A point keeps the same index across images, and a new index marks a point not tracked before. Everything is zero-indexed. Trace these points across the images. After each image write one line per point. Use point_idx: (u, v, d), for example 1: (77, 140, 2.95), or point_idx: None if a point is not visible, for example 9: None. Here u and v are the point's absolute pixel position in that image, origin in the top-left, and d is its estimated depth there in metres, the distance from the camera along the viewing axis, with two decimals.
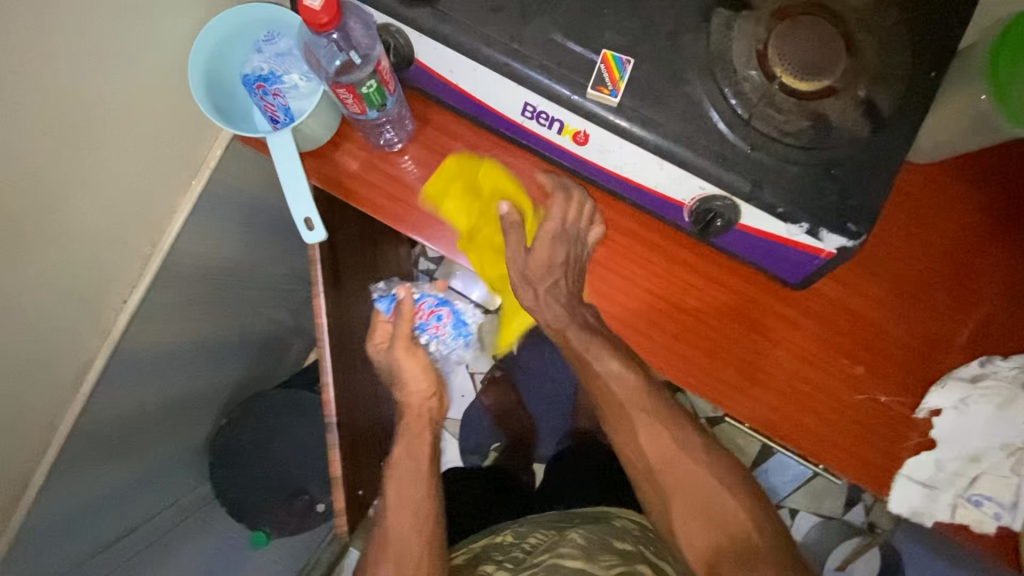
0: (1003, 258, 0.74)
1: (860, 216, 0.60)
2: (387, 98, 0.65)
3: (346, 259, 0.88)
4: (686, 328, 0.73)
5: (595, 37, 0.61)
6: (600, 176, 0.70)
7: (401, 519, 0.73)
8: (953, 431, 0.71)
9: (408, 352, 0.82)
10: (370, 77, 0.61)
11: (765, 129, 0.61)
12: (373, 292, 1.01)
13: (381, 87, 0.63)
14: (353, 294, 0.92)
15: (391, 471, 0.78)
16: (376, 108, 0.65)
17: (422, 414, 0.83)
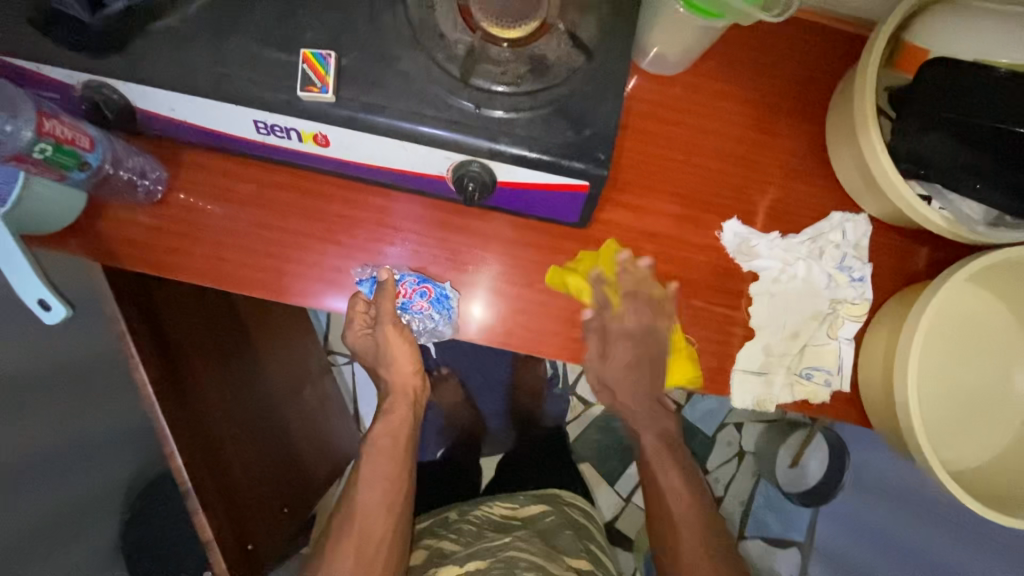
0: (776, 140, 0.76)
1: (598, 143, 0.62)
2: (84, 156, 0.55)
3: (171, 325, 0.85)
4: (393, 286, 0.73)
5: (296, 39, 0.61)
6: (364, 173, 0.69)
7: (375, 517, 0.81)
8: (769, 314, 0.73)
9: (398, 336, 0.76)
10: (40, 141, 0.50)
11: (486, 85, 0.61)
12: (227, 345, 0.99)
13: (64, 147, 0.53)
14: (192, 353, 0.88)
15: (370, 449, 0.83)
16: (75, 169, 0.55)
17: (404, 392, 0.83)
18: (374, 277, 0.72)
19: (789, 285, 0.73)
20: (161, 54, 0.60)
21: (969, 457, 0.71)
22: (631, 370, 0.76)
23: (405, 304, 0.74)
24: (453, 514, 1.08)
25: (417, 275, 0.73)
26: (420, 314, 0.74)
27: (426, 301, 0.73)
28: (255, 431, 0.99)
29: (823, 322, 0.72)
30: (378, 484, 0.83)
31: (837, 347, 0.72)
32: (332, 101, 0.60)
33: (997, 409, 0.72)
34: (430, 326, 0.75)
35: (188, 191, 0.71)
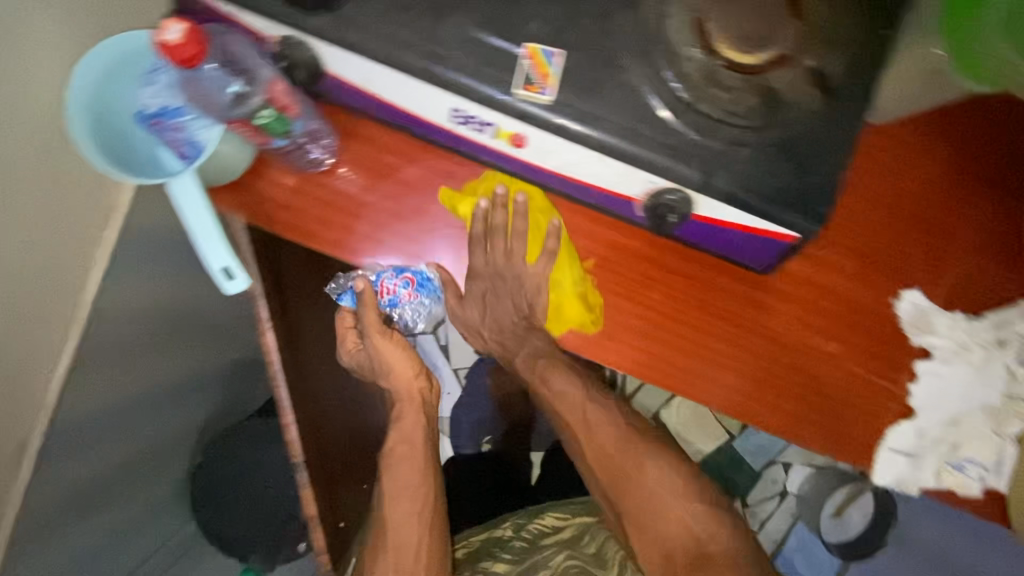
0: (973, 212, 0.71)
1: (819, 195, 0.57)
2: (291, 124, 0.60)
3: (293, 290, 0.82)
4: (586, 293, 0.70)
5: (518, 29, 0.56)
6: (544, 177, 0.65)
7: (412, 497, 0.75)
8: (932, 396, 0.69)
9: (391, 347, 0.74)
10: (263, 106, 0.57)
11: (711, 112, 0.56)
12: None
13: (281, 114, 0.58)
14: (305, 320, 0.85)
15: (388, 457, 0.76)
16: (280, 135, 0.61)
17: (413, 398, 0.77)
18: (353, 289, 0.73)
19: (959, 370, 0.69)
20: (372, 20, 0.56)
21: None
22: (492, 306, 0.75)
23: (391, 300, 0.73)
24: (506, 531, 1.05)
25: (392, 268, 0.71)
26: (411, 303, 0.74)
27: (412, 290, 0.72)
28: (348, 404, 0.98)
29: (989, 416, 0.68)
30: (405, 493, 0.75)
31: (998, 443, 0.68)
32: (548, 104, 0.55)
33: None
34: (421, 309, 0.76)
35: (353, 163, 0.68)
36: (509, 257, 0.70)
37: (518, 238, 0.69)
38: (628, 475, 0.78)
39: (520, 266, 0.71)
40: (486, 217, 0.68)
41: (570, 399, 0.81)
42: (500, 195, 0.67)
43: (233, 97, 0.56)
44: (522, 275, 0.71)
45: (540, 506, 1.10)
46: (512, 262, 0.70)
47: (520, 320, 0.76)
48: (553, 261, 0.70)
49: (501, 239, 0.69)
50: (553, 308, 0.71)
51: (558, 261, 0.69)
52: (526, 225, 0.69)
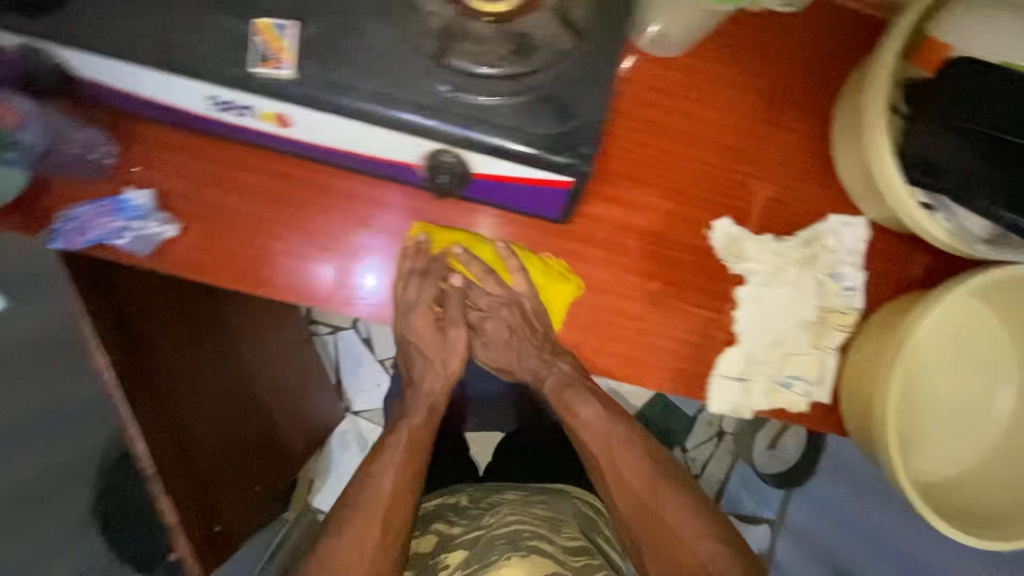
0: (776, 135, 0.71)
1: (584, 136, 0.57)
2: (6, 133, 0.58)
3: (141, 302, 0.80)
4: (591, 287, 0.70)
5: (252, 6, 0.54)
6: (330, 156, 0.64)
7: (396, 478, 0.71)
8: (752, 319, 0.70)
9: (447, 339, 0.75)
10: None
11: (464, 66, 0.55)
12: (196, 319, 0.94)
13: None
14: (155, 329, 0.82)
15: (382, 450, 0.73)
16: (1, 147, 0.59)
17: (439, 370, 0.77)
18: (62, 233, 0.63)
19: (778, 291, 0.70)
20: (100, 14, 0.54)
21: (940, 468, 0.70)
22: (517, 340, 0.75)
23: (87, 236, 0.62)
24: (462, 499, 0.97)
25: (92, 203, 0.64)
26: (119, 232, 0.63)
27: (113, 214, 0.63)
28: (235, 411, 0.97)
29: (809, 330, 0.70)
30: (392, 472, 0.71)
31: (821, 356, 0.70)
32: (293, 77, 0.54)
33: (976, 429, 0.71)
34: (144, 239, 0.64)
35: (141, 166, 0.65)
36: (494, 294, 0.71)
37: (516, 275, 0.70)
38: (670, 534, 0.69)
39: (508, 294, 0.71)
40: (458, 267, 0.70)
41: (597, 429, 0.75)
42: (462, 253, 0.68)
43: None
44: (523, 297, 0.70)
45: (501, 485, 1.00)
46: (494, 292, 0.71)
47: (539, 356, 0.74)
48: (528, 271, 0.69)
49: (487, 281, 0.71)
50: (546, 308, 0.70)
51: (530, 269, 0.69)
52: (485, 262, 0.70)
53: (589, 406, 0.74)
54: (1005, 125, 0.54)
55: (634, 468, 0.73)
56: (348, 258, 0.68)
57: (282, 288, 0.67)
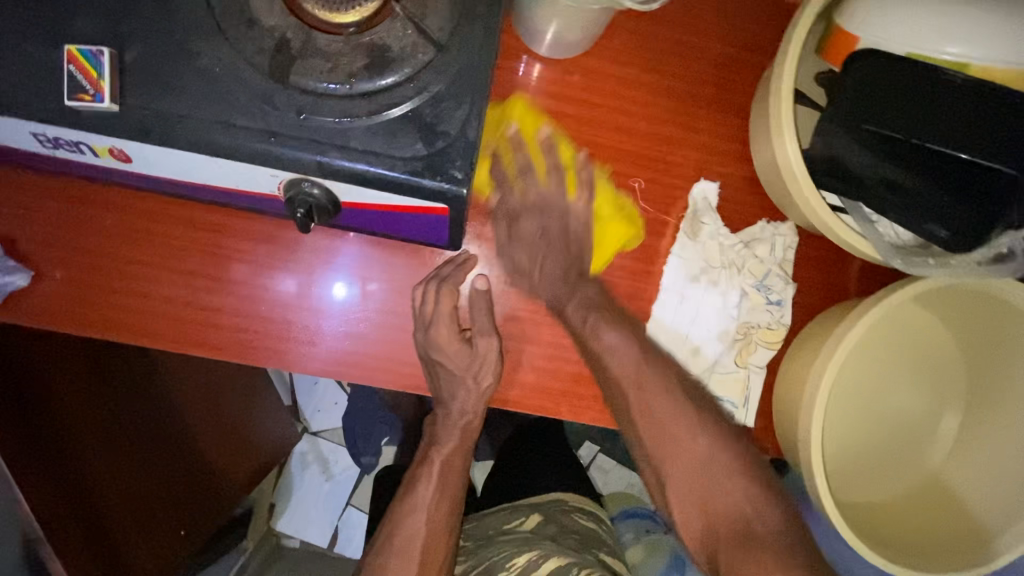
0: (691, 135, 0.65)
1: (454, 157, 0.51)
2: None
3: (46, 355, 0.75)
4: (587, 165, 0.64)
5: (66, 32, 0.48)
6: (190, 190, 0.57)
7: (431, 519, 0.70)
8: (669, 330, 0.65)
9: (446, 327, 0.61)
10: None
11: (311, 86, 0.49)
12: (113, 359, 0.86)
13: None
14: (56, 389, 0.75)
15: (401, 511, 0.71)
16: None
17: (467, 393, 0.64)
18: None
19: (700, 300, 0.64)
20: None
21: (883, 487, 0.64)
22: (541, 253, 0.63)
23: None
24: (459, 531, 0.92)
25: None
26: None
27: None
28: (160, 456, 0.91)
29: (732, 348, 0.64)
30: (419, 524, 0.70)
31: (748, 376, 0.64)
32: (116, 110, 0.48)
33: (913, 467, 0.65)
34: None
35: None
36: (550, 194, 0.63)
37: (554, 174, 0.63)
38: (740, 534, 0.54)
39: (561, 202, 0.63)
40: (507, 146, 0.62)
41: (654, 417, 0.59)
42: (515, 134, 0.62)
43: None
44: (569, 212, 0.63)
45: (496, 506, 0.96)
46: (550, 193, 0.63)
47: (573, 261, 0.63)
48: (593, 189, 0.64)
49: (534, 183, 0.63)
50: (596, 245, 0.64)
51: (596, 192, 0.64)
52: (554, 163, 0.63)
53: (615, 329, 0.60)
54: (903, 131, 0.49)
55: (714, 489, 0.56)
56: (228, 295, 0.62)
57: (225, 320, 0.62)
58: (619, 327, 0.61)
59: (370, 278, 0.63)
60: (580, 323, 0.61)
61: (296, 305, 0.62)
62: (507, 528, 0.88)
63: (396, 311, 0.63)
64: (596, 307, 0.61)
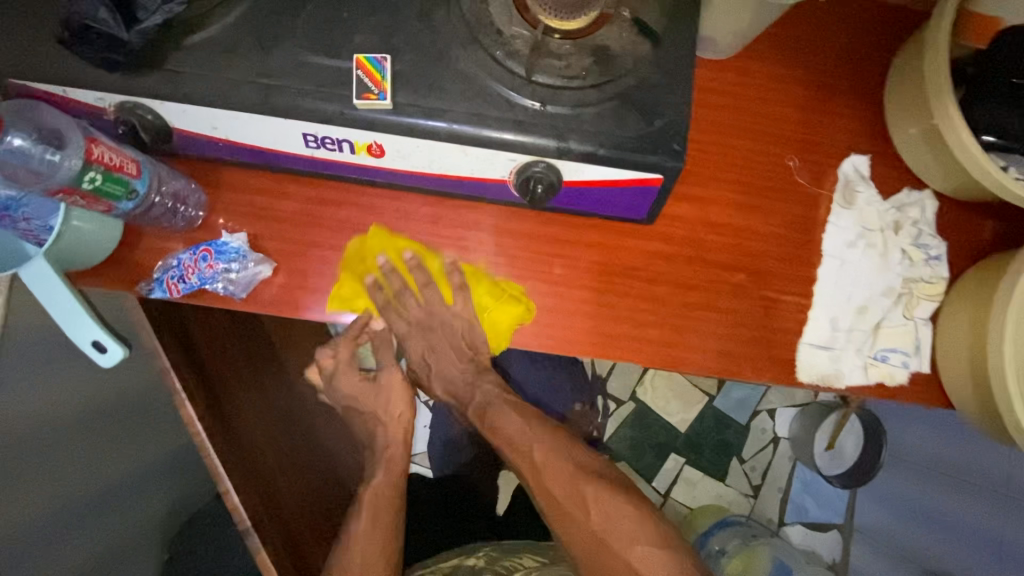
0: (838, 117, 0.73)
1: (672, 133, 0.58)
2: (133, 184, 0.52)
3: (219, 364, 0.82)
4: (700, 162, 0.72)
5: (346, 44, 0.57)
6: (418, 182, 0.65)
7: (367, 546, 0.72)
8: (837, 291, 0.71)
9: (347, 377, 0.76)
10: (89, 169, 0.47)
11: (550, 80, 0.58)
12: (252, 367, 0.91)
13: (113, 174, 0.50)
14: (225, 375, 0.82)
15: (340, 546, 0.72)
16: (123, 200, 0.52)
17: (394, 426, 0.78)
18: (163, 284, 0.63)
19: (865, 259, 0.71)
20: (200, 67, 0.56)
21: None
22: (434, 354, 0.75)
23: (187, 282, 0.62)
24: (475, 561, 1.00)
25: (190, 248, 0.63)
26: (216, 277, 0.63)
27: (211, 260, 0.62)
28: (306, 460, 0.95)
29: (898, 302, 0.70)
30: (359, 545, 0.72)
31: (914, 327, 0.70)
32: (390, 108, 0.56)
33: None
34: (240, 279, 0.63)
35: (231, 213, 0.66)
36: (430, 307, 0.69)
37: (428, 288, 0.69)
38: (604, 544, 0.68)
39: (443, 310, 0.70)
40: (380, 287, 0.67)
41: (523, 445, 0.73)
42: (373, 284, 0.67)
43: (54, 164, 0.46)
44: (454, 317, 0.70)
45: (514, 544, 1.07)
46: (429, 306, 0.69)
47: (468, 364, 0.75)
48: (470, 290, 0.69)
49: (411, 299, 0.69)
50: (492, 329, 0.70)
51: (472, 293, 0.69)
52: (430, 275, 0.69)
53: (512, 418, 0.75)
54: None
55: (598, 500, 0.69)
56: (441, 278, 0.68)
57: (437, 300, 0.68)
58: (519, 416, 0.75)
59: (542, 284, 0.69)
60: (483, 407, 0.76)
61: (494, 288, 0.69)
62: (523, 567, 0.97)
63: (587, 286, 0.70)
64: (502, 397, 0.76)
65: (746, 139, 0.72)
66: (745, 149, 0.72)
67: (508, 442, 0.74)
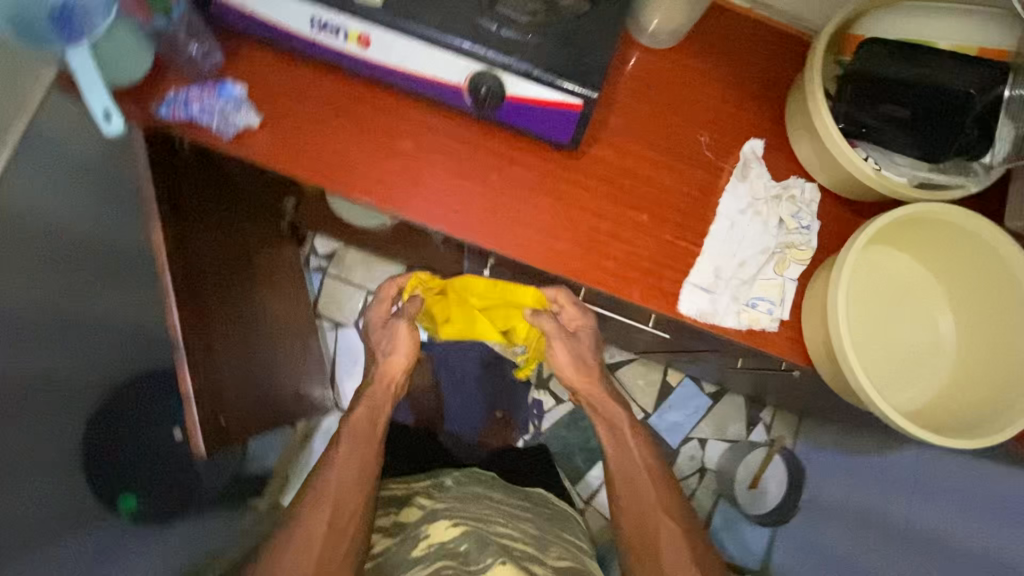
0: (745, 111, 0.88)
1: (591, 69, 0.75)
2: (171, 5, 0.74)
3: (194, 223, 0.93)
4: (626, 121, 0.86)
5: None
6: (390, 79, 0.79)
7: (342, 471, 0.91)
8: (724, 244, 0.84)
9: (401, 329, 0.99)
10: None
11: (507, 11, 0.75)
12: (222, 240, 1.03)
13: None
14: (199, 226, 0.94)
15: (349, 434, 0.95)
16: (160, 13, 0.74)
17: (388, 388, 1.00)
18: (169, 105, 0.78)
19: (750, 222, 0.84)
20: None
21: (911, 401, 0.79)
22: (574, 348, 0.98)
23: (188, 109, 0.78)
24: (447, 479, 1.18)
25: (198, 85, 0.79)
26: (212, 110, 0.77)
27: (212, 95, 0.77)
28: (242, 339, 1.05)
29: (772, 260, 0.83)
30: (354, 463, 0.92)
31: (782, 284, 0.82)
32: (380, 5, 0.73)
33: (920, 381, 0.80)
34: (229, 118, 0.78)
35: (238, 75, 0.80)
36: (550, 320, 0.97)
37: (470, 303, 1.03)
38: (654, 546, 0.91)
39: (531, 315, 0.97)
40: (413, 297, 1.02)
41: (636, 485, 0.95)
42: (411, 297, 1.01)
43: None
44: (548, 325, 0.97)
45: (491, 481, 1.22)
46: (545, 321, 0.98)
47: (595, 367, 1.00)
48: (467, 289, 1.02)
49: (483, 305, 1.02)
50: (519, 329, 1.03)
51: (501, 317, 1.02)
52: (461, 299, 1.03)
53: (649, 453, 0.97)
54: (909, 79, 0.71)
55: (670, 543, 0.91)
56: (394, 163, 0.81)
57: (388, 180, 0.81)
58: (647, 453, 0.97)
59: (476, 187, 0.82)
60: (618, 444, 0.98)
61: (437, 181, 0.82)
62: (490, 493, 1.16)
63: (514, 197, 0.83)
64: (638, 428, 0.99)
65: (667, 113, 0.87)
66: (665, 120, 0.87)
67: (630, 470, 0.96)
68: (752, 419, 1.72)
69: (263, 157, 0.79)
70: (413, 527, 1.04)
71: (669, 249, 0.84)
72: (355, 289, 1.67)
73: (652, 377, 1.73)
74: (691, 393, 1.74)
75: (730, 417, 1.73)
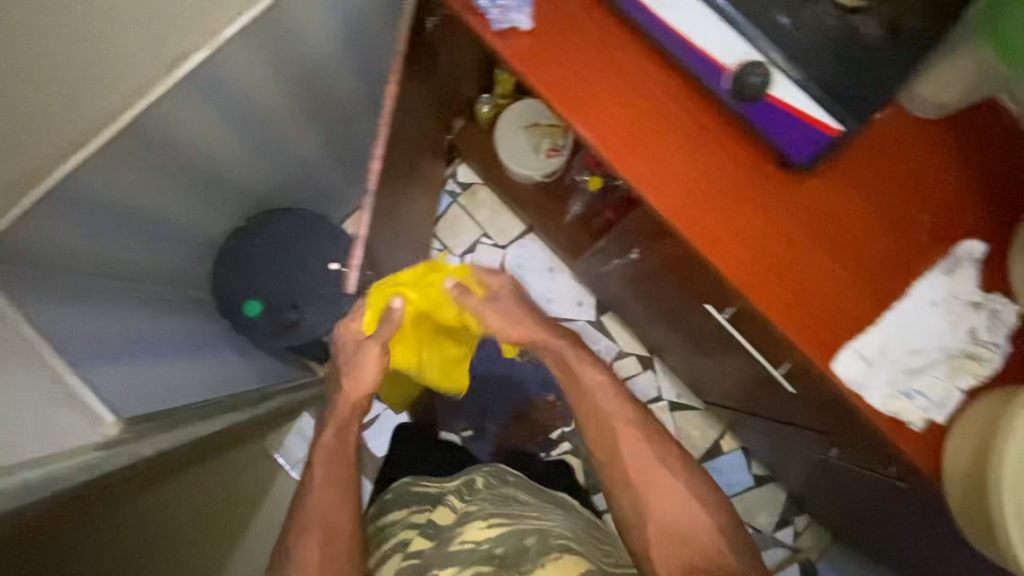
0: (978, 209, 0.84)
1: (863, 103, 0.74)
2: None
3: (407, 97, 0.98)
4: (854, 168, 0.84)
5: None
6: (660, 35, 0.80)
7: (320, 494, 0.89)
8: (902, 326, 0.80)
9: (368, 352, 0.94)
10: None
11: (806, 20, 0.75)
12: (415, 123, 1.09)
13: None
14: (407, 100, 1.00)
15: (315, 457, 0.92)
16: None
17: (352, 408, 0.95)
18: None
19: (935, 316, 0.80)
20: None
21: None
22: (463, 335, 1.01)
23: None
24: (477, 477, 1.15)
25: None
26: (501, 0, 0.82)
27: None
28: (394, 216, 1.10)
29: (946, 361, 0.79)
30: (332, 481, 0.90)
31: (946, 389, 0.78)
32: None
33: None
34: (510, 14, 0.83)
35: None
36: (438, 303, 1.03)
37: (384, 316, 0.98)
38: None
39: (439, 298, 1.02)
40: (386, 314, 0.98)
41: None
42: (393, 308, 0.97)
43: None
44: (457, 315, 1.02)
45: (510, 475, 1.18)
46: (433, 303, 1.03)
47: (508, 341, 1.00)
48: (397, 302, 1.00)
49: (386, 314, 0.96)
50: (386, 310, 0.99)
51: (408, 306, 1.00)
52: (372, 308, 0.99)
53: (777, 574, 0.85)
54: None
55: None
56: (626, 113, 0.83)
57: (614, 126, 0.83)
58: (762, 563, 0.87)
59: (689, 167, 0.83)
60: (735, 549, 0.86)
61: (657, 146, 0.83)
62: (518, 495, 1.11)
63: (720, 191, 0.83)
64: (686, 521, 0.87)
65: (898, 177, 0.85)
66: (893, 182, 0.84)
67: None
68: (784, 518, 1.65)
69: (516, 58, 0.83)
70: (447, 531, 1.00)
71: (845, 306, 0.81)
72: (474, 226, 1.73)
73: (707, 434, 1.68)
74: (738, 466, 1.68)
75: (765, 507, 1.65)
